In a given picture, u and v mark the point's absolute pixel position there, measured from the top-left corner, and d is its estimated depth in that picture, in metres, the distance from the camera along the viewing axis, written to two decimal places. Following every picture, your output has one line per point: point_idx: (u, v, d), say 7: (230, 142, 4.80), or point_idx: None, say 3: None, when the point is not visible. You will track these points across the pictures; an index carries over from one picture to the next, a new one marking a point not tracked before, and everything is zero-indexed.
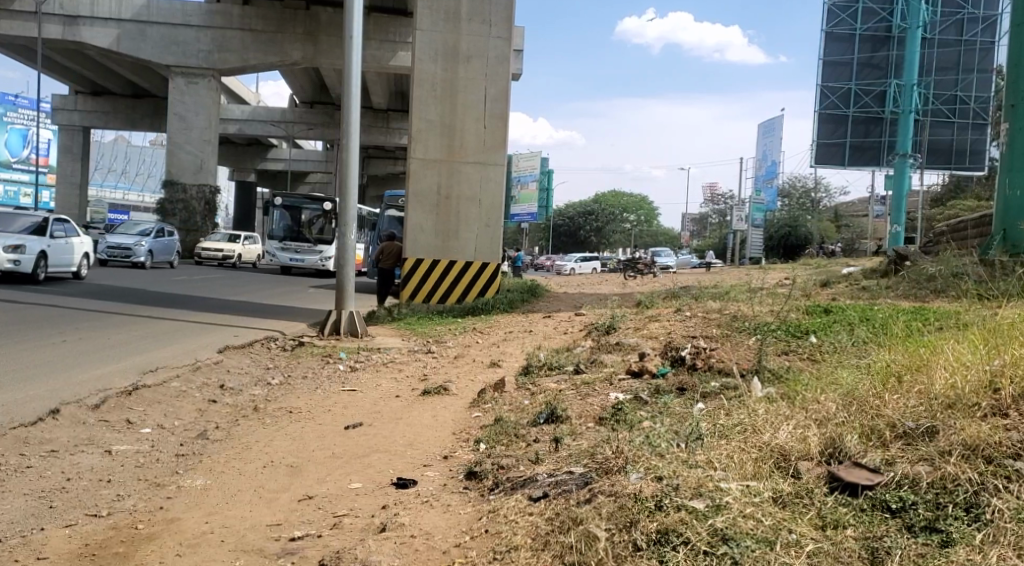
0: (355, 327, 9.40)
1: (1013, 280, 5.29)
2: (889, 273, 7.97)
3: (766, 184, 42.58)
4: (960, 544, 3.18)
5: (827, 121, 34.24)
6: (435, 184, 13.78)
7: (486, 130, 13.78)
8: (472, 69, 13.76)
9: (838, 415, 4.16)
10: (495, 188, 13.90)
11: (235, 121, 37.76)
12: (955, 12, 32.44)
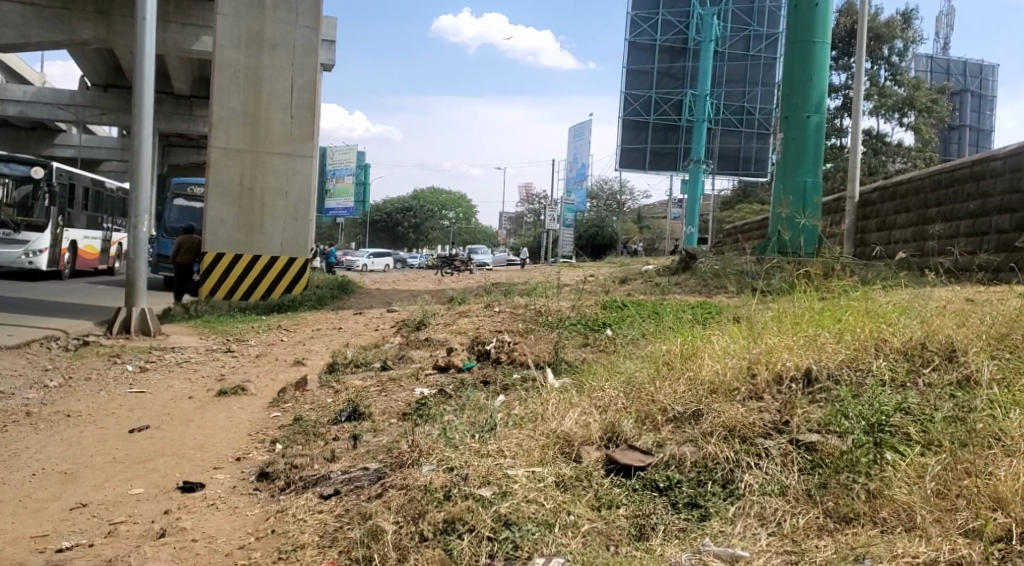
0: (146, 325, 8.90)
1: (783, 277, 5.74)
2: (680, 271, 8.52)
3: (575, 185, 43.86)
4: (714, 518, 3.52)
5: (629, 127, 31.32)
6: (237, 175, 13.28)
7: (292, 121, 13.47)
8: (277, 57, 13.44)
9: (617, 403, 4.39)
10: (301, 180, 13.61)
11: (14, 102, 32.88)
12: (744, 28, 30.85)
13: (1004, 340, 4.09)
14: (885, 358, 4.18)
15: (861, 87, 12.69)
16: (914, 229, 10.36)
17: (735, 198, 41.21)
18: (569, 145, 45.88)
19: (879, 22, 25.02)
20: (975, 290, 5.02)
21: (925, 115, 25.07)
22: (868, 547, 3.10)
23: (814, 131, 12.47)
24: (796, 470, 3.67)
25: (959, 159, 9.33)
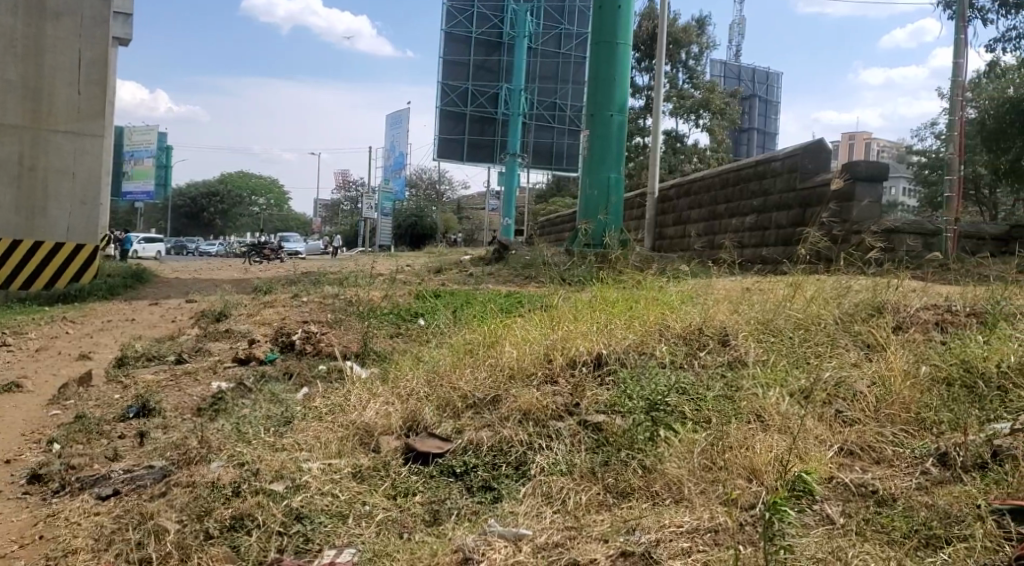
0: None
1: (587, 268, 5.97)
2: (494, 261, 8.70)
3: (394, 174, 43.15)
4: (506, 499, 3.62)
5: (443, 118, 28.15)
6: (15, 154, 12.21)
7: (80, 98, 12.50)
8: (61, 28, 12.42)
9: (418, 391, 4.41)
10: (91, 161, 12.68)
11: None
12: (553, 26, 28.37)
13: (769, 325, 4.47)
14: (668, 342, 4.46)
15: (660, 89, 13.27)
16: (707, 222, 11.11)
17: (551, 190, 42.15)
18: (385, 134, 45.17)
19: (677, 27, 25.87)
20: (751, 279, 5.44)
21: (718, 118, 26.39)
22: (638, 520, 3.32)
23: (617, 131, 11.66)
24: (583, 450, 3.85)
25: (745, 159, 10.01)
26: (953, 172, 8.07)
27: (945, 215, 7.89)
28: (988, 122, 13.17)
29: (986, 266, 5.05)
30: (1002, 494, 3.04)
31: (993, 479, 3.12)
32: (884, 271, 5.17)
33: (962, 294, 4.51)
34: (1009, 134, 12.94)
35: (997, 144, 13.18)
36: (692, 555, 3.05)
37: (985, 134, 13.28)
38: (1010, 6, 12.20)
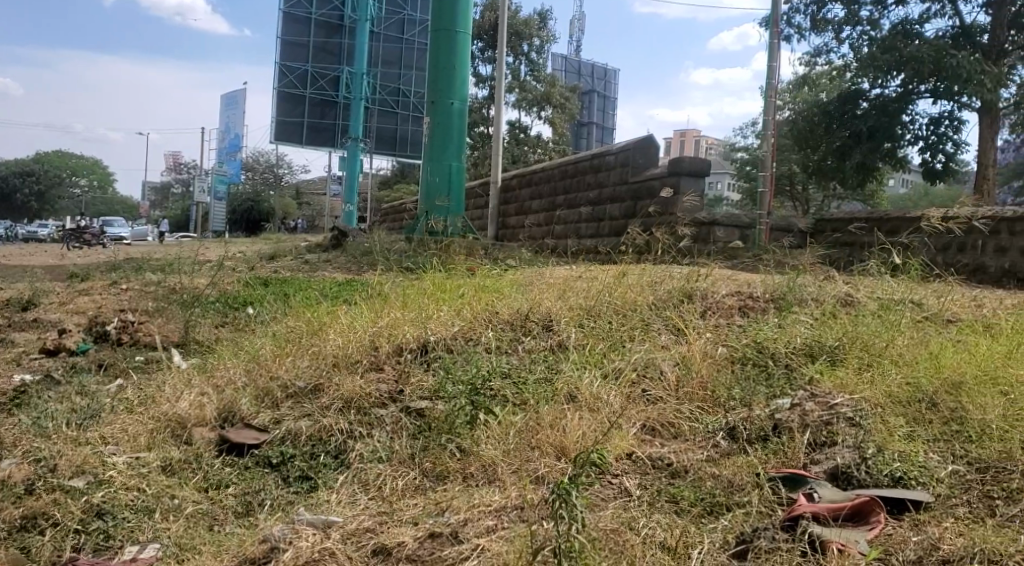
0: None
1: (424, 256, 6.01)
2: (330, 248, 8.61)
3: (227, 156, 41.22)
4: (321, 488, 3.60)
5: (281, 100, 26.87)
6: None
7: None
8: None
9: (236, 381, 4.31)
10: None
11: None
12: (397, 11, 28.46)
13: (591, 310, 4.63)
14: (494, 328, 4.53)
15: (502, 77, 13.36)
16: (548, 212, 11.38)
17: (392, 177, 40.57)
18: (220, 114, 43.20)
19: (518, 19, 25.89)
20: (577, 268, 5.65)
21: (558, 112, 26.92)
22: (450, 501, 3.37)
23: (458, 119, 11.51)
24: (404, 435, 3.85)
25: (581, 151, 10.30)
26: (766, 169, 8.60)
27: (759, 209, 8.40)
28: (798, 124, 14.04)
29: (778, 256, 5.48)
30: (778, 463, 3.32)
31: (771, 449, 3.40)
32: (693, 261, 5.50)
33: (762, 281, 4.86)
34: (816, 135, 13.97)
35: (808, 144, 14.15)
36: (497, 533, 3.12)
37: (797, 135, 14.14)
38: (818, 22, 13.17)
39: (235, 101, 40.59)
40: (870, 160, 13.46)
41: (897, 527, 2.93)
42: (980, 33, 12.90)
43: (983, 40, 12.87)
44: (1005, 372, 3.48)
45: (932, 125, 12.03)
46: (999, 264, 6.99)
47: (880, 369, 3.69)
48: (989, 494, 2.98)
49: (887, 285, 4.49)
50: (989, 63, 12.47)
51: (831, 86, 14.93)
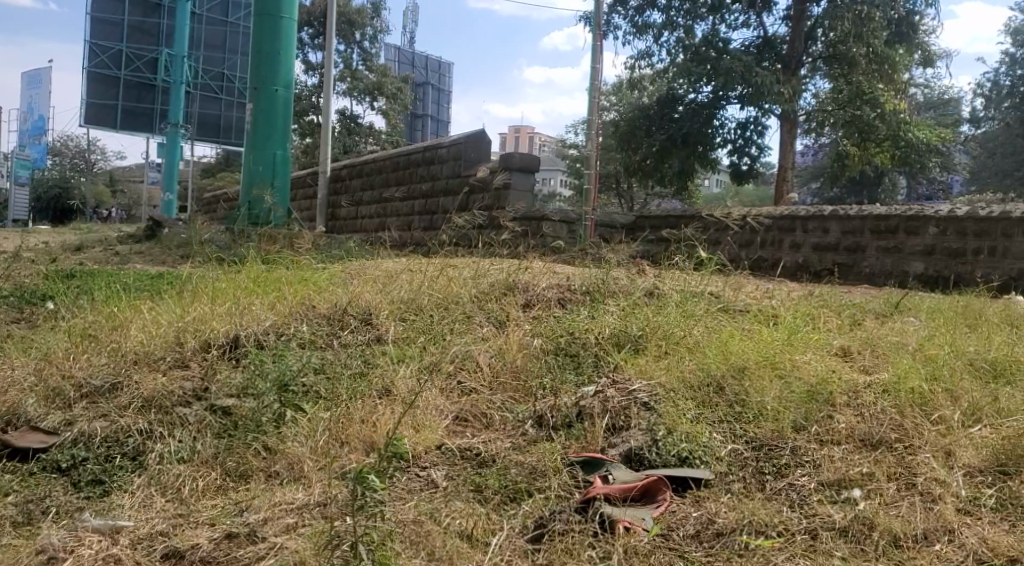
0: None
1: (246, 249, 5.83)
2: (144, 239, 8.17)
3: (30, 139, 37.92)
4: (114, 492, 3.40)
5: (92, 81, 25.22)
6: None
7: None
8: None
9: (24, 382, 4.01)
10: None
11: None
12: None
13: (411, 303, 4.62)
14: (310, 323, 4.43)
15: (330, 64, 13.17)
16: (381, 204, 11.26)
17: (216, 164, 38.11)
18: (23, 93, 39.68)
19: (350, 7, 24.61)
20: (403, 261, 5.63)
21: (392, 103, 25.08)
22: (250, 501, 3.27)
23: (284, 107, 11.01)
24: (208, 435, 3.70)
25: (415, 144, 10.32)
26: (592, 167, 8.80)
27: (586, 205, 8.70)
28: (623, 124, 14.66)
29: (587, 250, 5.71)
30: (578, 447, 3.42)
31: (573, 435, 3.51)
32: (513, 257, 5.62)
33: (579, 275, 5.00)
34: (638, 136, 14.55)
35: (631, 144, 14.70)
36: (297, 530, 3.04)
37: (620, 134, 14.72)
38: (639, 26, 13.75)
39: (41, 79, 37.41)
40: (687, 164, 14.31)
41: (680, 503, 3.11)
42: (780, 44, 14.06)
43: (782, 50, 14.02)
44: (783, 358, 3.75)
45: (740, 129, 12.87)
46: (794, 259, 7.60)
47: (676, 356, 3.89)
48: (761, 470, 3.20)
49: (689, 277, 4.75)
50: (786, 74, 13.48)
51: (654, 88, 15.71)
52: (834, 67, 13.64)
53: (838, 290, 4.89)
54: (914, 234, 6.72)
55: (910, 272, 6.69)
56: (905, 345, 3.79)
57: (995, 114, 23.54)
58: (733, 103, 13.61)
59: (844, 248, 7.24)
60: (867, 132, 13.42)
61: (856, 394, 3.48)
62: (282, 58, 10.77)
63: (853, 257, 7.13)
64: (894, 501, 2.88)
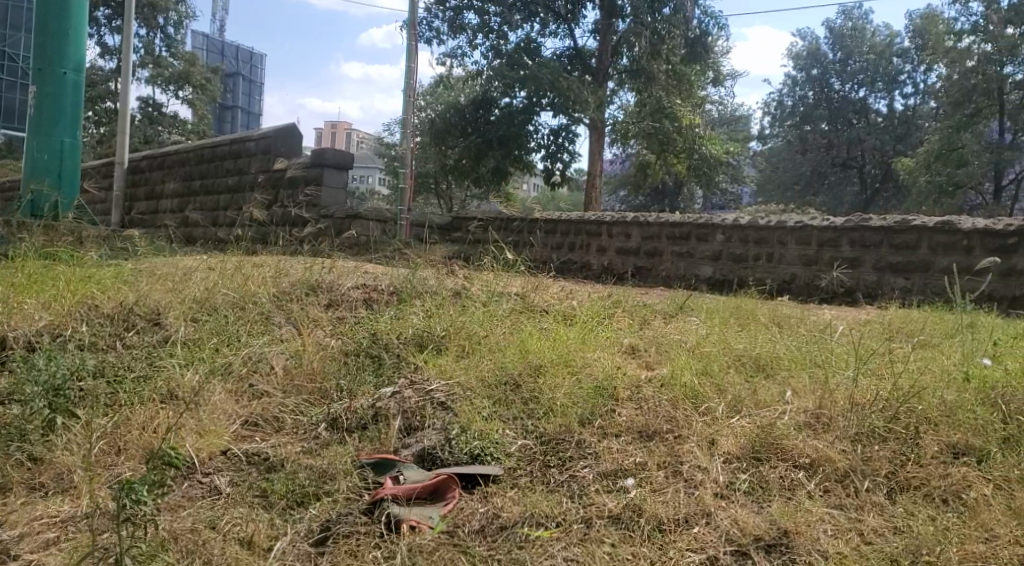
0: None
1: (20, 243, 5.37)
2: None
3: None
4: None
5: None
6: None
7: None
8: None
9: None
10: None
11: None
12: None
13: (206, 303, 4.42)
14: (90, 324, 4.13)
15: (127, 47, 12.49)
16: (184, 198, 10.69)
17: None
18: None
19: None
20: (201, 258, 5.38)
21: (200, 93, 23.56)
22: (7, 516, 3.00)
23: (71, 92, 10.13)
24: None
25: (221, 135, 9.93)
26: (406, 166, 8.81)
27: (399, 205, 8.71)
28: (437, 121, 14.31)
29: (397, 252, 5.73)
30: (371, 449, 3.37)
31: (367, 436, 3.47)
32: (318, 256, 5.56)
33: (387, 275, 4.99)
34: (453, 135, 14.35)
35: (445, 140, 14.44)
36: (57, 546, 2.82)
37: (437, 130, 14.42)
38: (457, 27, 13.83)
39: None
40: (502, 165, 14.39)
41: (468, 500, 3.13)
42: (588, 56, 14.29)
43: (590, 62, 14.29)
44: (575, 355, 3.87)
45: (552, 136, 13.27)
46: (599, 262, 7.91)
47: (474, 355, 3.92)
48: (546, 463, 3.27)
49: (492, 278, 4.85)
50: (595, 86, 13.89)
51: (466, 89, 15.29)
52: (636, 81, 14.09)
53: (633, 291, 5.15)
54: (703, 241, 7.11)
55: (700, 276, 7.10)
56: (686, 344, 4.04)
57: (777, 132, 25.73)
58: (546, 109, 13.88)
59: (644, 252, 7.58)
60: (666, 143, 13.81)
61: (638, 389, 3.66)
62: (71, 38, 9.95)
63: (652, 261, 7.49)
64: (660, 488, 3.06)
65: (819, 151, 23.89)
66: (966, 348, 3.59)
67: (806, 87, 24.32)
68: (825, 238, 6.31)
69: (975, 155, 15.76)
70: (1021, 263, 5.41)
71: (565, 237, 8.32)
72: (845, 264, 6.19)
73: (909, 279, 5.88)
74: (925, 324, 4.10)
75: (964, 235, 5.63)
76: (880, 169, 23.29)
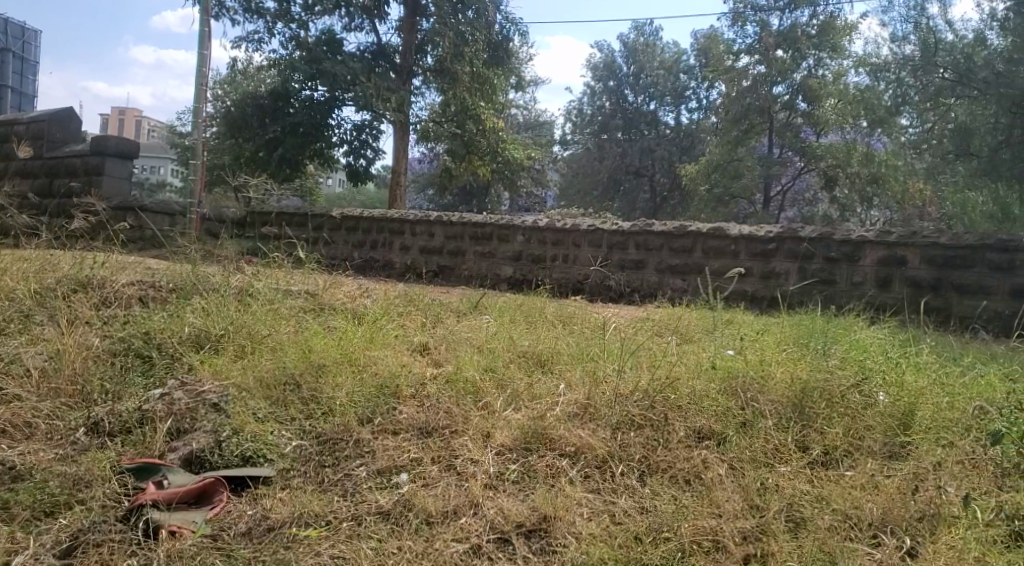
0: None
1: None
2: None
3: None
4: None
5: None
6: None
7: None
8: None
9: None
10: None
11: None
12: None
13: None
14: None
15: None
16: None
17: None
18: None
19: None
20: None
21: None
22: None
23: None
24: None
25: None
26: (198, 156, 8.25)
27: (190, 198, 8.24)
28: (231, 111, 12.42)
29: (173, 250, 5.47)
30: (133, 454, 3.20)
31: (130, 440, 3.29)
32: (87, 250, 5.20)
33: (167, 271, 4.75)
34: (249, 127, 12.45)
35: (240, 133, 12.54)
36: None
37: (229, 121, 12.50)
38: (252, 10, 12.38)
39: None
40: (292, 157, 12.45)
41: (236, 503, 3.03)
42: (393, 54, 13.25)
43: (396, 60, 13.29)
44: (359, 354, 3.85)
45: (355, 130, 12.90)
46: (402, 261, 7.83)
47: (254, 356, 3.82)
48: (322, 464, 3.23)
49: (281, 275, 4.75)
50: (398, 84, 12.97)
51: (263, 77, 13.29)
52: (440, 81, 13.37)
53: (426, 290, 5.22)
54: (505, 241, 7.30)
55: (501, 275, 7.31)
56: (473, 341, 4.13)
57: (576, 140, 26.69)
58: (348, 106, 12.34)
59: (447, 251, 7.64)
60: (470, 145, 13.67)
61: (422, 386, 3.69)
62: None
63: (455, 260, 7.58)
64: (432, 482, 3.10)
65: (615, 159, 24.80)
66: (717, 343, 3.94)
67: (602, 98, 25.61)
68: (614, 241, 6.69)
69: (748, 169, 17.20)
70: (778, 266, 6.00)
71: (366, 234, 8.12)
72: (631, 266, 6.61)
73: (686, 281, 6.39)
74: (689, 321, 4.44)
75: (732, 240, 6.19)
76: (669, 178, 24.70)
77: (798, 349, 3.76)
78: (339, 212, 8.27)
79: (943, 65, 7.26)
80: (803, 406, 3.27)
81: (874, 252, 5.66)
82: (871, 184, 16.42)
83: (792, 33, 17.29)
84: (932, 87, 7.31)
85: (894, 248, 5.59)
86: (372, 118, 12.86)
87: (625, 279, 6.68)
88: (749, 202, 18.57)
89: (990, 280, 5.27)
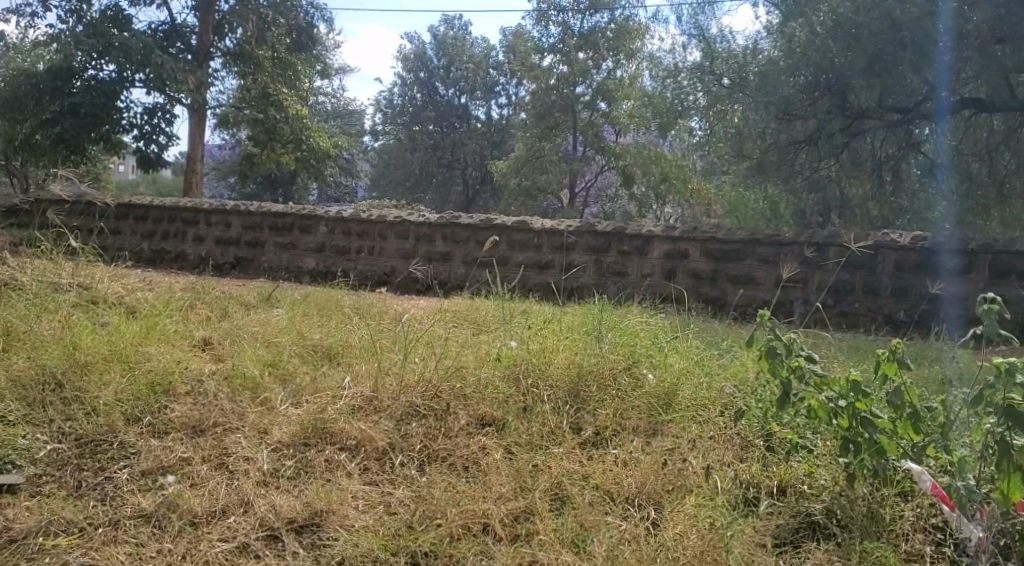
0: None
1: None
2: None
3: None
4: None
5: None
6: None
7: None
8: None
9: None
10: None
11: None
12: None
13: None
14: None
15: None
16: None
17: None
18: None
19: None
20: None
21: None
22: None
23: None
24: None
25: None
26: None
27: None
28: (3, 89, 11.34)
29: None
30: None
31: None
32: None
33: None
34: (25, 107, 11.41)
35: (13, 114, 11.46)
36: None
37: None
38: None
39: None
40: (73, 140, 11.53)
41: None
42: (189, 34, 12.77)
43: (191, 40, 12.76)
44: (132, 349, 3.64)
45: (147, 114, 12.17)
46: (196, 253, 7.52)
47: (9, 354, 3.52)
48: (80, 467, 3.02)
49: (49, 266, 4.43)
50: (194, 66, 12.37)
51: (40, 52, 12.25)
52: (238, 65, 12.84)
53: (213, 283, 5.02)
54: (306, 233, 7.15)
55: (304, 267, 7.15)
56: (259, 335, 4.01)
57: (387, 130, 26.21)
58: (138, 88, 11.67)
59: (245, 242, 7.40)
60: (273, 131, 13.19)
61: (199, 383, 3.53)
62: None
63: (253, 251, 7.35)
64: (201, 482, 2.96)
65: (426, 151, 24.87)
66: (505, 333, 4.05)
67: (413, 89, 25.48)
68: (420, 233, 6.72)
69: (552, 164, 18.09)
70: (577, 259, 6.28)
71: (157, 224, 7.76)
72: (437, 258, 6.67)
73: (491, 273, 6.53)
74: (483, 312, 4.55)
75: (535, 234, 6.39)
76: (480, 172, 25.24)
77: (578, 337, 3.93)
78: (130, 202, 7.86)
79: (723, 72, 8.05)
80: (578, 391, 3.44)
81: (661, 246, 6.03)
82: (662, 183, 17.40)
83: (592, 36, 18.07)
84: (713, 93, 8.11)
85: (679, 242, 5.98)
86: (164, 101, 12.19)
87: (431, 271, 6.73)
88: (558, 198, 19.08)
89: (759, 272, 5.75)
